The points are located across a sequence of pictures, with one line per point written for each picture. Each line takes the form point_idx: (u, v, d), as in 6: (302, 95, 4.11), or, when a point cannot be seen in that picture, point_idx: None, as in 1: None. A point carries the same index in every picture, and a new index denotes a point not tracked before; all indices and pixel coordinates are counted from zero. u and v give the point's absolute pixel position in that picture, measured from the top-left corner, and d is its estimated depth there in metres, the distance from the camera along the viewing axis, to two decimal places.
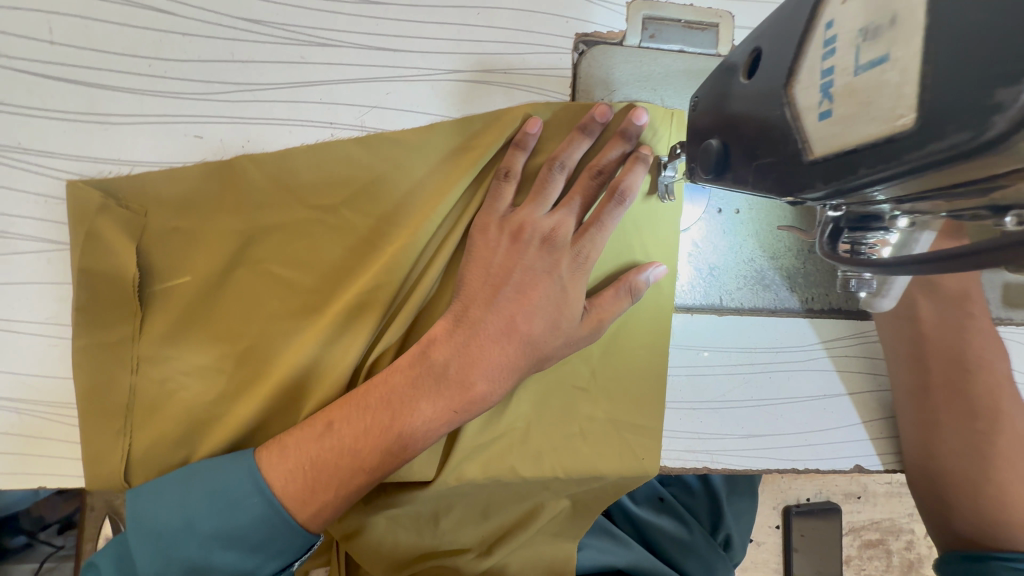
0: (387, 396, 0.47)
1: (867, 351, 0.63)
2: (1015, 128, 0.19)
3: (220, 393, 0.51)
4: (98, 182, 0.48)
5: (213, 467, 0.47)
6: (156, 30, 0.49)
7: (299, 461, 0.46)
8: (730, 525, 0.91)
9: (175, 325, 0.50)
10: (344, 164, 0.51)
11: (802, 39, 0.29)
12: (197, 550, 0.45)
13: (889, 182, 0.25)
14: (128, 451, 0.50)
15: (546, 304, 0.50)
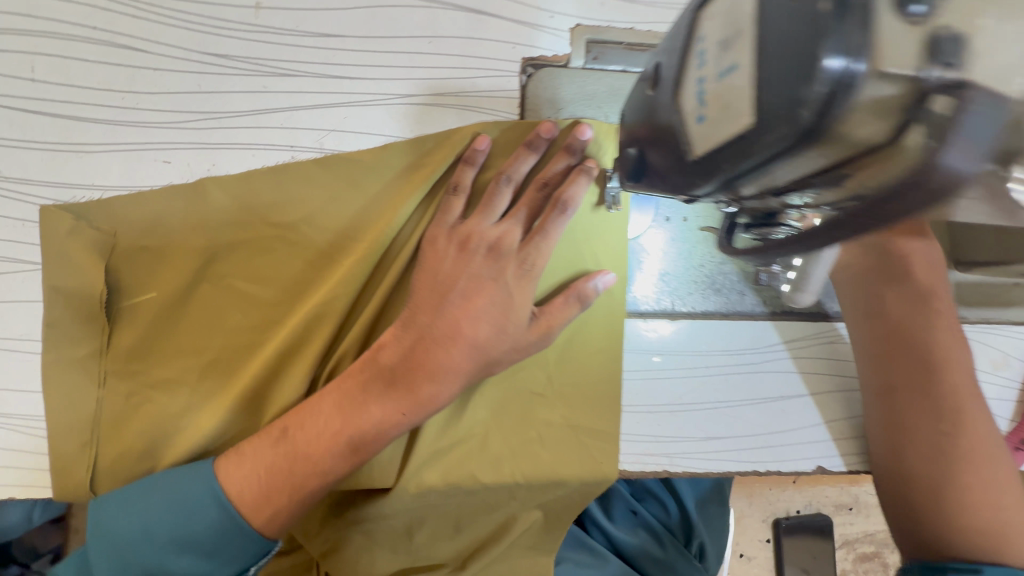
0: (338, 401, 0.50)
1: (823, 351, 0.64)
2: (820, 118, 0.22)
3: (184, 405, 0.52)
4: (72, 206, 0.52)
5: (171, 478, 0.49)
6: (129, 66, 0.53)
7: (256, 467, 0.49)
8: (704, 536, 0.91)
9: (141, 339, 0.52)
10: (304, 183, 0.54)
11: (687, 48, 0.31)
12: (156, 556, 0.47)
13: (754, 174, 0.27)
14: (94, 462, 0.51)
15: (491, 309, 0.52)
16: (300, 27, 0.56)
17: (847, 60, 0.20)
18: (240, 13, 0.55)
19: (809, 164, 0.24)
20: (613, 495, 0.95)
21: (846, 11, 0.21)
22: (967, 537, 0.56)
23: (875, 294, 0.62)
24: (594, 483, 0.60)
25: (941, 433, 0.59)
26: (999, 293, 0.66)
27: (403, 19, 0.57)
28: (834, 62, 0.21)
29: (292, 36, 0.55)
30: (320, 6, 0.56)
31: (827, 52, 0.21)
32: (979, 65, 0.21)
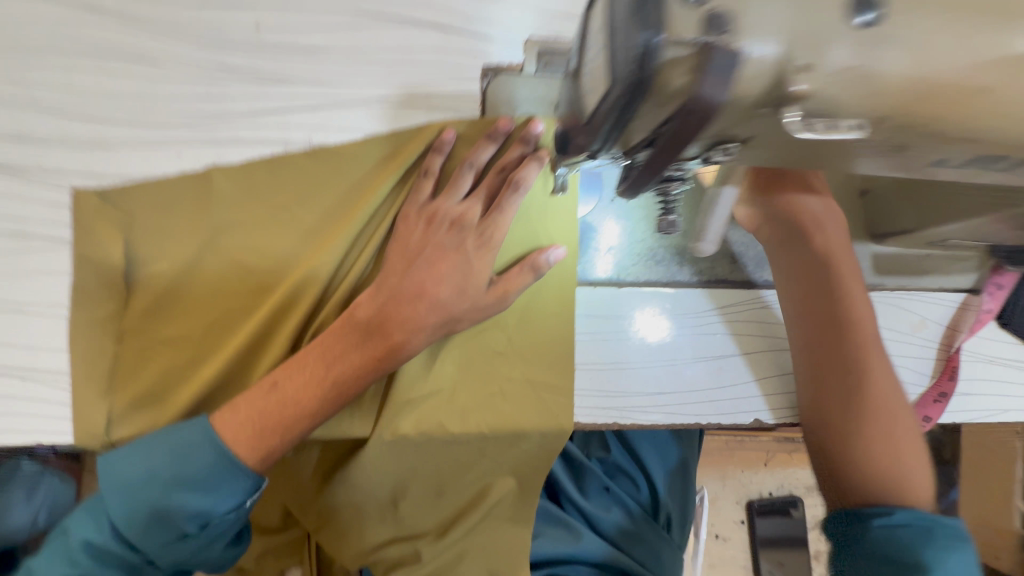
0: (322, 353, 0.58)
1: (758, 315, 0.72)
2: (640, 73, 0.30)
3: (190, 358, 0.61)
4: (99, 190, 0.61)
5: (173, 430, 0.56)
6: (149, 76, 0.63)
7: (252, 412, 0.57)
8: (670, 504, 0.99)
9: (152, 303, 0.61)
10: (295, 171, 0.64)
11: (585, 37, 0.40)
12: (160, 495, 0.54)
13: (621, 127, 0.35)
14: (113, 405, 0.61)
15: (453, 273, 0.60)
16: (293, 42, 0.65)
17: (652, 33, 0.29)
18: (242, 31, 0.65)
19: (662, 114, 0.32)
20: (586, 475, 0.97)
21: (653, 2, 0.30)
22: (881, 484, 0.63)
23: (781, 255, 0.68)
24: (552, 432, 0.69)
25: (851, 387, 0.66)
26: (913, 262, 0.74)
27: (380, 33, 0.67)
28: (644, 35, 0.29)
29: (286, 50, 0.65)
30: (309, 24, 0.66)
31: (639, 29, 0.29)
32: (745, 32, 0.29)
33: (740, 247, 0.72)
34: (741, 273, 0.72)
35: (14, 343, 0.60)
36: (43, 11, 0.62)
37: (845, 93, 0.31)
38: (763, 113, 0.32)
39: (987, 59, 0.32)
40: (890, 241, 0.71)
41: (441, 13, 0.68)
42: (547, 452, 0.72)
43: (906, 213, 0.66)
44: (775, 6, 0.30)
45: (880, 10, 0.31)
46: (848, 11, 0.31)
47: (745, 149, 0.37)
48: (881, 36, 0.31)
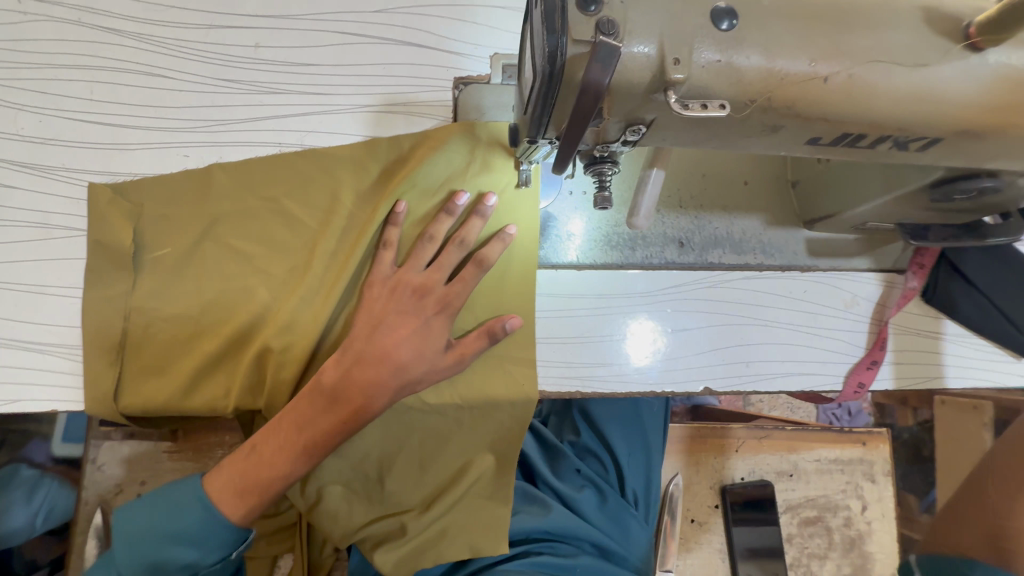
0: (295, 418, 0.65)
1: (706, 294, 0.80)
2: (550, 67, 0.39)
3: (190, 333, 0.69)
4: (114, 184, 0.70)
5: (168, 490, 0.67)
6: (160, 89, 0.73)
7: (231, 474, 0.66)
8: (634, 484, 1.06)
9: (157, 284, 0.68)
10: (286, 168, 0.72)
11: (522, 44, 0.49)
12: (156, 548, 0.65)
13: (547, 112, 0.44)
14: (120, 376, 0.68)
15: (412, 337, 0.68)
16: (286, 59, 0.75)
17: (556, 35, 0.38)
18: (243, 50, 0.74)
19: (574, 101, 0.41)
20: (559, 457, 1.06)
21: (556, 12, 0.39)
22: None
23: None
24: (520, 401, 0.76)
25: None
26: (843, 246, 0.83)
27: (362, 50, 0.76)
28: (549, 37, 0.38)
29: (281, 66, 0.75)
30: (301, 44, 0.75)
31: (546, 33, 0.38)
32: (628, 36, 0.39)
33: (687, 234, 0.80)
34: (687, 257, 0.80)
35: (38, 321, 0.68)
36: (69, 34, 0.72)
37: (713, 81, 0.41)
38: (656, 97, 0.41)
39: (822, 56, 0.42)
40: (818, 226, 0.80)
41: (416, 33, 0.78)
42: (518, 421, 0.79)
43: (827, 200, 0.75)
44: (655, 16, 0.39)
45: (735, 20, 0.41)
46: (710, 21, 0.40)
47: (653, 130, 0.46)
48: (737, 39, 0.40)
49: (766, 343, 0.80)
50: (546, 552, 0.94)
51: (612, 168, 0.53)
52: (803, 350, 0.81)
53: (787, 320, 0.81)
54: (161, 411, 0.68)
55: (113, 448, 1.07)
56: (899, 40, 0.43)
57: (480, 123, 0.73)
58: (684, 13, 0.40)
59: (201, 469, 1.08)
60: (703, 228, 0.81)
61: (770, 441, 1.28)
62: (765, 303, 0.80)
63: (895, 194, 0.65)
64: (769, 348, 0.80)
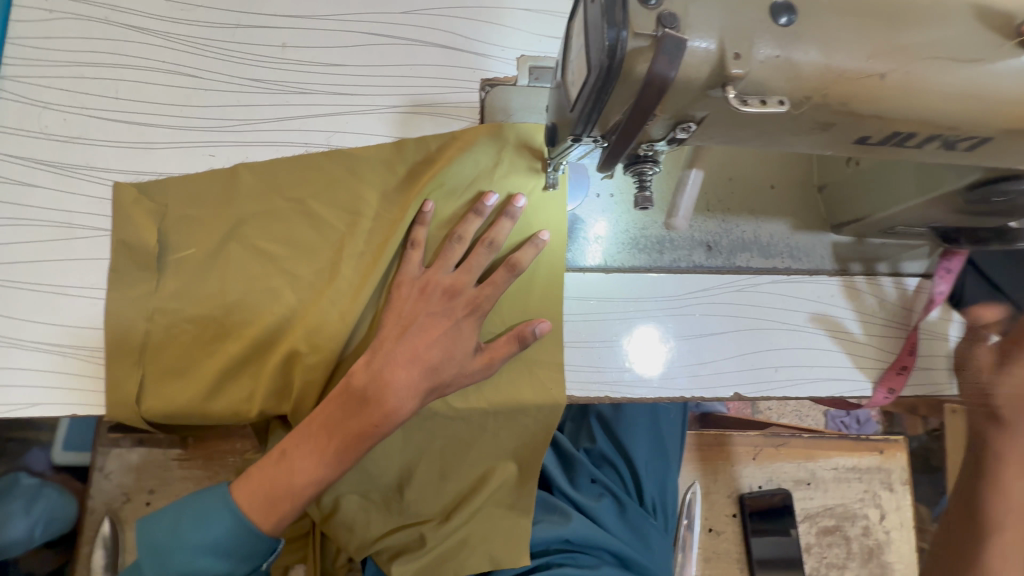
0: (325, 422, 0.64)
1: (734, 298, 0.79)
2: (610, 61, 0.38)
3: (215, 335, 0.68)
4: (137, 184, 0.69)
5: (194, 502, 0.66)
6: (186, 88, 0.72)
7: (261, 482, 0.64)
8: (652, 491, 1.05)
9: (181, 285, 0.67)
10: (312, 169, 0.71)
11: (567, 42, 0.49)
12: (184, 561, 0.63)
13: (599, 109, 0.43)
14: (142, 379, 0.66)
15: (442, 339, 0.67)
16: (313, 59, 0.74)
17: (617, 30, 0.38)
18: (270, 50, 0.74)
19: (629, 96, 0.41)
20: (575, 465, 1.04)
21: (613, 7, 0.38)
22: None
23: None
24: (548, 406, 0.75)
25: None
26: (869, 251, 0.82)
27: (390, 50, 0.76)
28: (610, 32, 0.38)
29: (308, 66, 0.74)
30: (329, 44, 0.75)
31: (606, 28, 0.38)
32: (689, 30, 0.38)
33: (714, 237, 0.80)
34: (715, 260, 0.79)
35: (58, 323, 0.66)
36: (95, 32, 0.71)
37: (772, 77, 0.40)
38: (713, 94, 0.41)
39: (878, 53, 0.42)
40: (846, 229, 0.79)
41: (443, 34, 0.77)
42: (544, 427, 0.77)
43: (856, 203, 0.75)
44: (715, 10, 0.39)
45: (794, 15, 0.40)
46: (768, 16, 0.40)
47: (702, 129, 0.45)
48: (795, 34, 0.40)
49: (794, 348, 0.79)
50: (567, 563, 0.92)
51: (654, 168, 0.52)
52: (831, 356, 0.79)
53: (815, 325, 0.80)
54: (183, 415, 0.67)
55: (122, 456, 1.05)
56: (952, 38, 0.43)
57: (509, 123, 0.72)
58: (743, 7, 0.39)
59: (212, 477, 1.05)
60: (730, 231, 0.80)
61: (787, 449, 1.27)
62: (794, 308, 0.80)
63: (930, 197, 0.65)
64: (798, 353, 0.79)
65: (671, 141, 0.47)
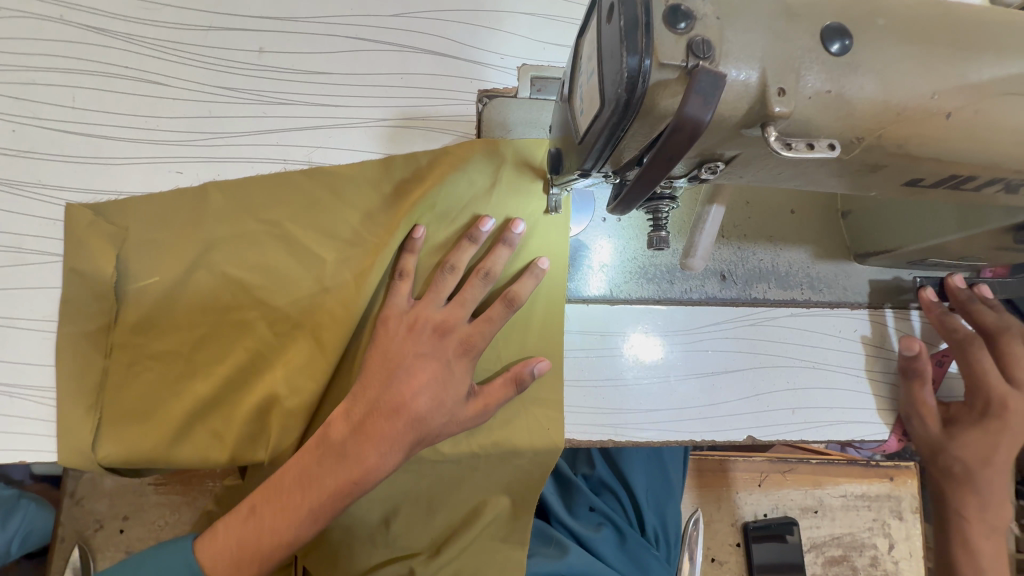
0: (299, 476, 0.58)
1: (749, 332, 0.73)
2: (629, 94, 0.32)
3: (180, 373, 0.62)
4: (93, 204, 0.62)
5: (152, 558, 0.59)
6: (152, 97, 0.65)
7: (227, 542, 0.58)
8: (653, 519, 0.98)
9: (143, 318, 0.61)
10: (289, 187, 0.65)
11: (577, 58, 0.42)
12: None
13: (614, 143, 0.37)
14: (101, 420, 0.61)
15: (431, 384, 0.60)
16: (293, 66, 0.67)
17: (638, 58, 0.31)
18: (246, 55, 0.67)
19: (649, 132, 0.34)
20: (574, 492, 0.99)
21: (633, 29, 0.31)
22: None
23: None
24: (546, 450, 0.68)
25: None
26: (897, 283, 0.76)
27: (379, 57, 0.69)
28: (630, 60, 0.31)
29: (288, 73, 0.67)
30: (312, 49, 0.68)
31: (625, 54, 0.31)
32: (723, 59, 0.32)
33: (728, 265, 0.74)
34: (730, 291, 0.73)
35: (10, 360, 0.61)
36: (49, 33, 0.64)
37: (820, 115, 0.34)
38: (748, 133, 0.34)
39: (945, 88, 0.35)
40: (873, 259, 0.73)
41: (438, 40, 0.70)
42: (540, 471, 0.71)
43: (885, 234, 0.69)
44: (756, 35, 0.32)
45: (849, 41, 0.34)
46: (818, 41, 0.33)
47: (731, 167, 0.39)
48: (849, 65, 0.34)
49: (812, 388, 0.73)
50: None
51: (671, 205, 0.46)
52: (852, 396, 0.74)
53: (835, 362, 0.74)
54: (145, 460, 0.61)
55: (94, 480, 0.99)
56: None
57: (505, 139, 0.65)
58: (789, 32, 0.33)
59: (190, 503, 0.99)
60: (747, 259, 0.74)
61: (794, 475, 1.22)
62: (814, 343, 0.74)
63: (969, 234, 0.58)
64: (816, 393, 0.73)
65: (691, 179, 0.41)
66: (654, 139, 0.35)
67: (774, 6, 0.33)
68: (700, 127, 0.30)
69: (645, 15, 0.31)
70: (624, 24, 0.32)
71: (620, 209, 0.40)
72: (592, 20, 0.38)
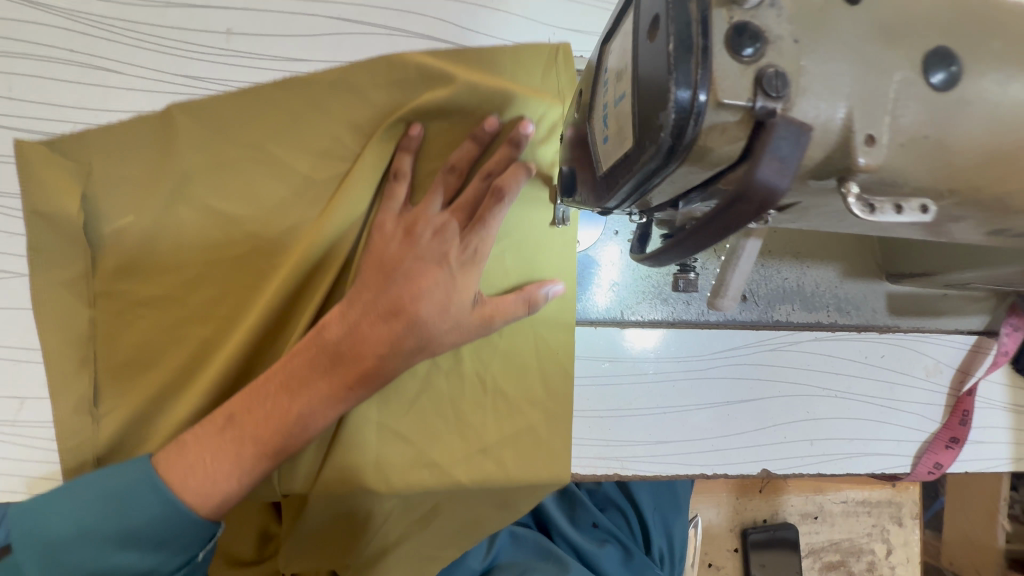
0: (286, 379, 0.52)
1: (775, 357, 0.67)
2: (677, 138, 0.25)
3: (173, 318, 0.57)
4: (48, 141, 0.56)
5: (111, 474, 0.49)
6: (102, 80, 0.56)
7: (203, 448, 0.50)
8: (660, 539, 0.95)
9: (123, 263, 0.56)
10: (267, 104, 0.57)
11: (599, 73, 0.36)
12: (95, 555, 0.47)
13: (646, 184, 0.29)
14: (96, 373, 0.57)
15: (435, 288, 0.53)
16: (265, 51, 0.58)
17: (691, 92, 0.24)
18: (211, 38, 0.58)
19: (692, 176, 0.27)
20: (576, 503, 0.95)
21: (686, 47, 0.24)
22: None
23: None
24: (551, 414, 0.63)
25: None
26: (929, 302, 0.70)
27: (365, 40, 0.59)
28: (682, 93, 0.24)
29: (261, 59, 0.58)
30: (285, 31, 0.59)
31: (676, 86, 0.24)
32: (800, 97, 0.24)
33: (751, 285, 0.66)
34: (751, 313, 0.66)
35: None
36: None
37: (913, 165, 0.27)
38: (818, 184, 0.27)
39: None
40: (907, 281, 0.67)
41: (433, 21, 0.61)
42: (547, 451, 0.63)
43: (922, 256, 0.63)
44: (841, 66, 0.25)
45: (955, 67, 0.26)
46: (917, 70, 0.26)
47: (787, 215, 0.32)
48: (956, 100, 0.26)
49: (834, 418, 0.68)
50: None
51: None
52: (874, 427, 0.69)
53: (857, 391, 0.69)
54: (145, 418, 0.57)
55: None
56: None
57: (508, 103, 0.57)
58: (885, 60, 0.25)
59: None
60: (771, 277, 0.67)
61: (795, 481, 1.19)
62: (837, 370, 0.68)
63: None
64: (838, 424, 0.68)
65: None
66: (708, 191, 0.29)
67: (873, 32, 0.25)
68: (770, 204, 0.23)
69: (703, 40, 0.24)
70: (674, 42, 0.24)
71: (648, 265, 0.33)
72: (627, 20, 0.31)
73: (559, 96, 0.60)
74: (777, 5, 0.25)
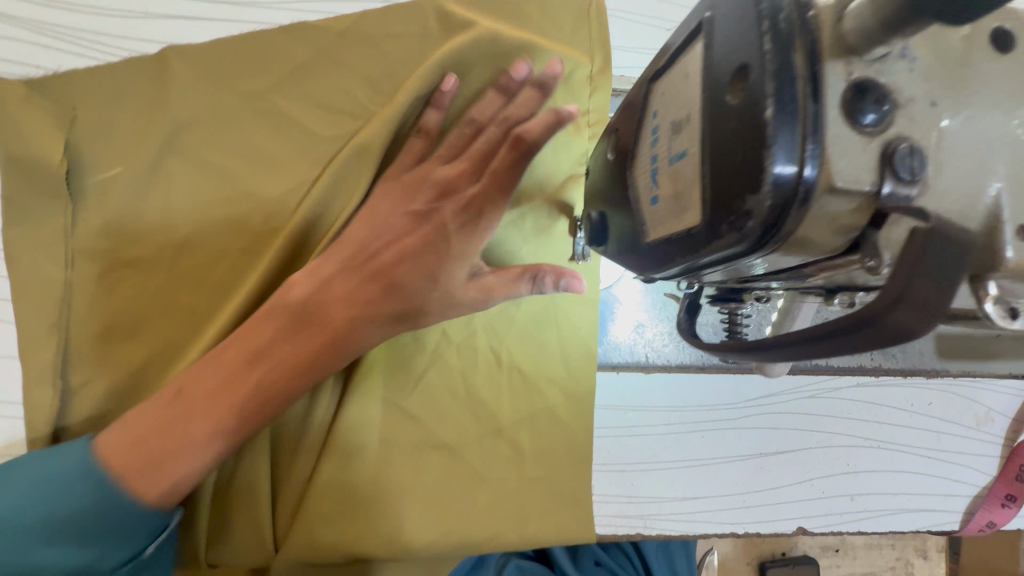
0: (244, 349, 0.45)
1: (813, 407, 0.62)
2: (765, 229, 0.21)
3: (161, 283, 0.51)
4: (30, 81, 0.50)
5: (42, 457, 0.45)
6: (86, 55, 0.51)
7: (146, 422, 0.44)
8: None
9: (106, 221, 0.51)
10: (269, 52, 0.52)
11: (642, 111, 0.31)
12: (25, 551, 0.43)
13: (725, 264, 0.25)
14: (67, 338, 0.50)
15: (417, 252, 0.46)
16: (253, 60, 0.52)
17: (795, 167, 0.20)
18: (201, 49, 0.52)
19: (787, 258, 0.24)
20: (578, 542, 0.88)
21: (785, 114, 0.20)
22: None
23: None
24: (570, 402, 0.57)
25: None
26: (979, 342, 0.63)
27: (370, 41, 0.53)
28: (783, 169, 0.20)
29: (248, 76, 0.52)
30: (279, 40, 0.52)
31: (777, 161, 0.20)
32: (939, 183, 0.21)
33: None
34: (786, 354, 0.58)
35: None
36: None
37: None
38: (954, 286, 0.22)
39: None
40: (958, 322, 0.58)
41: None
42: (563, 504, 0.57)
43: None
44: (961, 151, 0.21)
45: None
46: None
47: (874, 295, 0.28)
48: None
49: (875, 470, 0.62)
50: None
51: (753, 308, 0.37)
52: (920, 481, 0.63)
53: (904, 443, 0.63)
54: (127, 397, 0.51)
55: None
56: None
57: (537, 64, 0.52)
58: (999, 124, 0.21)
59: None
60: None
61: None
62: (880, 419, 0.62)
63: None
64: (878, 478, 0.62)
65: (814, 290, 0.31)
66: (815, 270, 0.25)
67: (995, 90, 0.22)
68: (903, 341, 0.21)
69: (814, 103, 0.20)
70: (772, 106, 0.20)
71: (705, 348, 0.32)
72: (694, 52, 0.26)
73: (589, 52, 0.54)
74: (908, 56, 0.21)
